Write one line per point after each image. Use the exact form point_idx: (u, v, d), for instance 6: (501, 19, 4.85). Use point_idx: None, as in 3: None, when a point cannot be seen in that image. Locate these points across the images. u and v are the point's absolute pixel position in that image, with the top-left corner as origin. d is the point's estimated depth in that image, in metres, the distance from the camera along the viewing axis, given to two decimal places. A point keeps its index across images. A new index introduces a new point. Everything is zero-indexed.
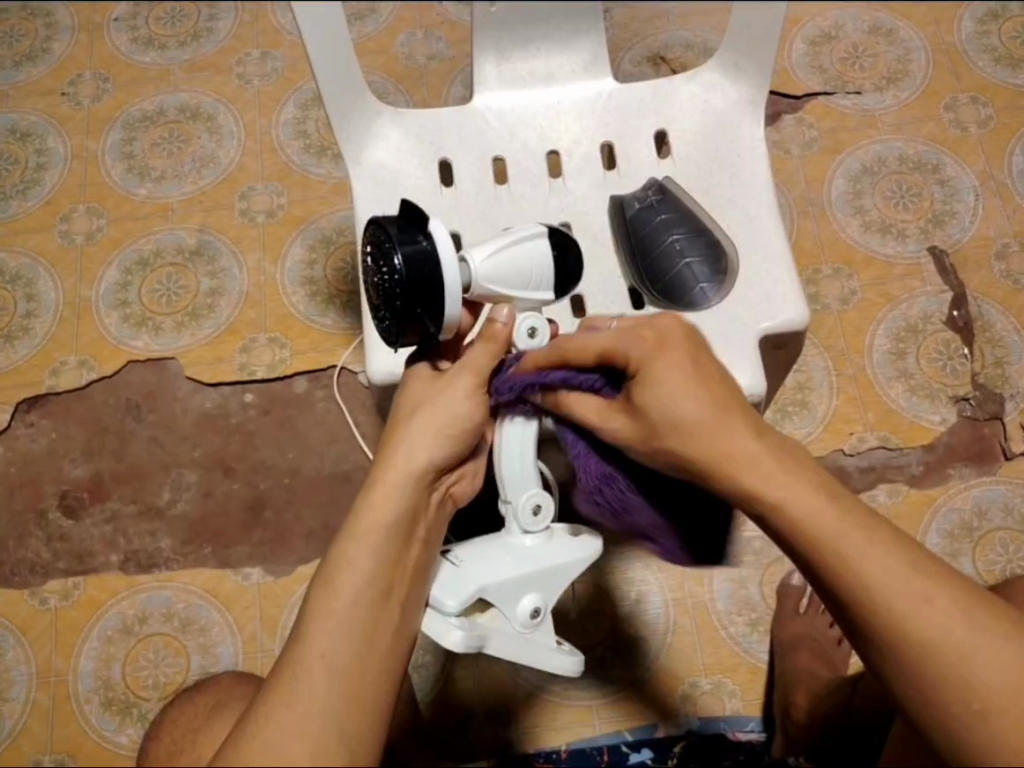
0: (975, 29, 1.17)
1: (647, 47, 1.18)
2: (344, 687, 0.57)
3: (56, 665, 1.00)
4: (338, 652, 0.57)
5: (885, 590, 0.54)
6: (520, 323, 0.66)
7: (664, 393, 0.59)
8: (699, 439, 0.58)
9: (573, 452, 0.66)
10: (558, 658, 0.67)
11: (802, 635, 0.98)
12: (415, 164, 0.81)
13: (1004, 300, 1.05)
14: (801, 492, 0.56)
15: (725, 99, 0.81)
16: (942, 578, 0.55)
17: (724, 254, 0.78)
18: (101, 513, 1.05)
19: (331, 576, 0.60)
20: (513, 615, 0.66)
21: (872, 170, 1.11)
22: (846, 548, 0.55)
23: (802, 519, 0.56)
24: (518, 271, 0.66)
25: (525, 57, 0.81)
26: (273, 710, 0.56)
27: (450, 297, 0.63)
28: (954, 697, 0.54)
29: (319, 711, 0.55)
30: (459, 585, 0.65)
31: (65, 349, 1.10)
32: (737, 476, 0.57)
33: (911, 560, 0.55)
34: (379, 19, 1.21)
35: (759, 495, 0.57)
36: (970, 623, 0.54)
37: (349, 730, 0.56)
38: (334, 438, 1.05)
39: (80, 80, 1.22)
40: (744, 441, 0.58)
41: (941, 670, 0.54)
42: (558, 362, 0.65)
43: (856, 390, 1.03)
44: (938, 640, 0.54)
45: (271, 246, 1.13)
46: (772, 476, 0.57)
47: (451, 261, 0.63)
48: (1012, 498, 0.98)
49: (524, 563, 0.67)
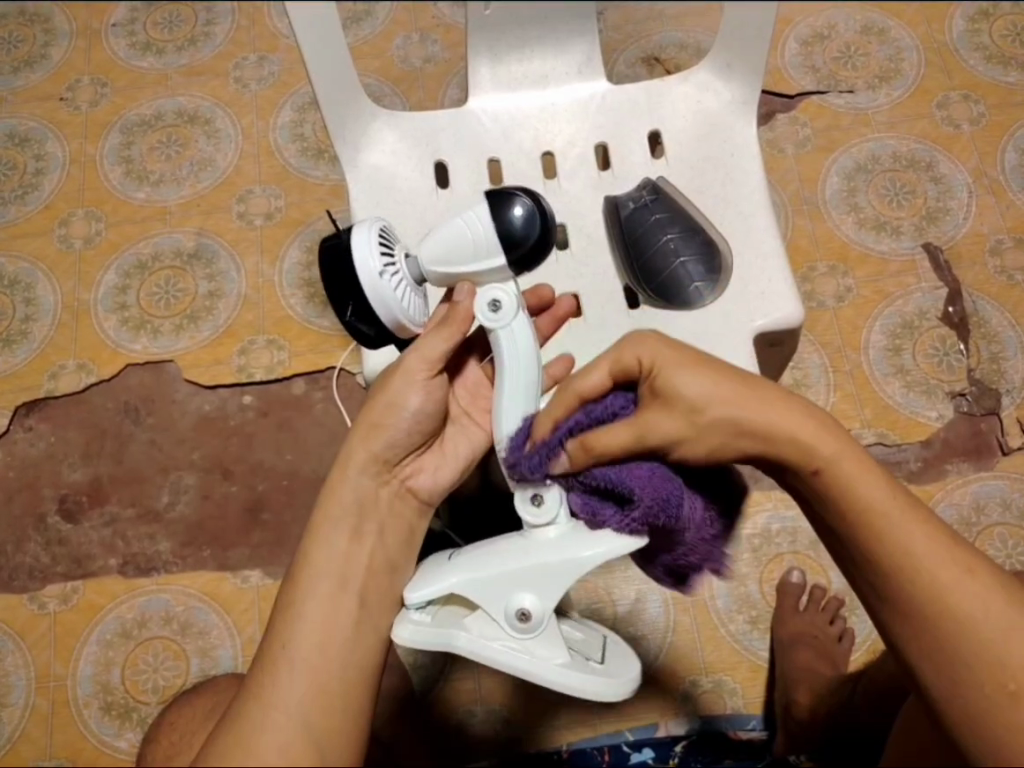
0: (966, 28, 1.18)
1: (642, 48, 1.18)
2: (311, 683, 0.59)
3: (55, 669, 1.00)
4: (302, 644, 0.60)
5: (926, 559, 0.55)
6: (480, 297, 0.67)
7: (683, 375, 0.58)
8: (748, 395, 0.58)
9: (602, 406, 0.61)
10: (552, 672, 0.58)
11: (802, 634, 0.97)
12: (411, 165, 0.81)
13: (1000, 295, 1.06)
14: (850, 451, 0.57)
15: (718, 99, 0.81)
16: (980, 557, 0.57)
17: (718, 254, 0.77)
18: (101, 516, 1.05)
19: (298, 572, 0.63)
20: (498, 615, 0.59)
21: (866, 168, 1.12)
22: (890, 515, 0.56)
23: (849, 481, 0.56)
24: (462, 249, 0.66)
25: (520, 59, 0.82)
26: (249, 705, 0.58)
27: (373, 299, 0.65)
28: (985, 673, 0.55)
29: (289, 705, 0.57)
30: (430, 579, 0.62)
31: (64, 353, 1.10)
32: (788, 432, 0.57)
33: (953, 537, 0.57)
34: (375, 22, 1.22)
35: (803, 450, 0.57)
36: (1007, 599, 0.56)
37: (319, 721, 0.57)
38: (332, 440, 1.05)
39: (78, 86, 1.22)
40: (788, 406, 0.58)
41: (974, 645, 0.55)
42: (575, 402, 0.62)
43: (853, 386, 1.03)
44: (974, 613, 0.55)
45: (269, 248, 1.13)
46: (823, 434, 0.57)
47: (364, 257, 0.65)
48: (1010, 493, 0.98)
49: (507, 559, 0.60)
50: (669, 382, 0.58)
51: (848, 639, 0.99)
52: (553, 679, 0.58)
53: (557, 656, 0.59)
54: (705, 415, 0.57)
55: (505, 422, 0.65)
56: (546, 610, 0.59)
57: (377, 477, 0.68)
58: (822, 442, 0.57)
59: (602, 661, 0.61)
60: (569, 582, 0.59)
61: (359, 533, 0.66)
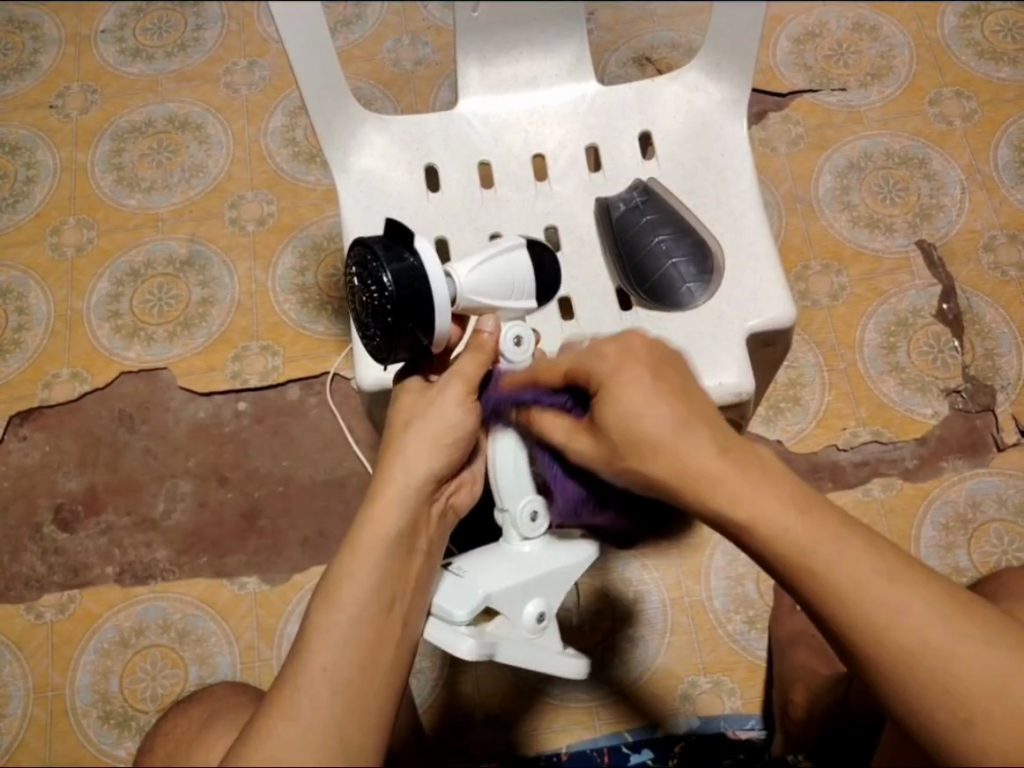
0: (958, 24, 1.18)
1: (634, 48, 1.18)
2: (347, 703, 0.56)
3: (53, 679, 0.99)
4: (341, 661, 0.57)
5: (863, 602, 0.53)
6: (504, 334, 0.68)
7: (621, 407, 0.57)
8: (665, 452, 0.56)
9: (553, 400, 0.66)
10: (570, 663, 0.68)
11: (800, 633, 0.97)
12: (401, 170, 0.81)
13: (994, 291, 1.05)
14: (772, 507, 0.53)
15: (708, 99, 0.81)
16: (922, 585, 0.53)
17: (710, 253, 0.78)
18: (97, 526, 1.04)
19: (335, 585, 0.60)
20: (517, 620, 0.67)
21: (859, 166, 1.12)
22: (822, 563, 0.53)
23: (769, 541, 0.53)
24: (501, 283, 0.68)
25: (509, 61, 0.82)
26: (274, 725, 0.54)
27: (439, 308, 0.64)
28: (932, 701, 0.53)
29: (322, 727, 0.54)
30: (463, 592, 0.66)
31: (58, 362, 1.10)
32: (700, 490, 0.55)
33: (888, 569, 0.53)
34: (365, 25, 1.21)
35: (724, 513, 0.54)
36: (952, 624, 0.53)
37: (354, 743, 0.55)
38: (328, 446, 1.05)
39: (68, 93, 1.22)
40: (710, 459, 0.54)
41: (919, 674, 0.53)
42: (531, 384, 0.67)
43: (848, 385, 1.03)
44: (912, 645, 0.53)
45: (262, 254, 1.13)
46: (742, 493, 0.54)
47: (434, 263, 0.64)
48: (1005, 489, 0.98)
49: (526, 568, 0.68)
50: (610, 415, 0.58)
51: None
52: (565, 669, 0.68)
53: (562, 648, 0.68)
54: (622, 462, 0.59)
55: (499, 454, 0.70)
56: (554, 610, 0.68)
57: (430, 497, 0.66)
58: (741, 503, 0.53)
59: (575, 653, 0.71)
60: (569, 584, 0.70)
61: None
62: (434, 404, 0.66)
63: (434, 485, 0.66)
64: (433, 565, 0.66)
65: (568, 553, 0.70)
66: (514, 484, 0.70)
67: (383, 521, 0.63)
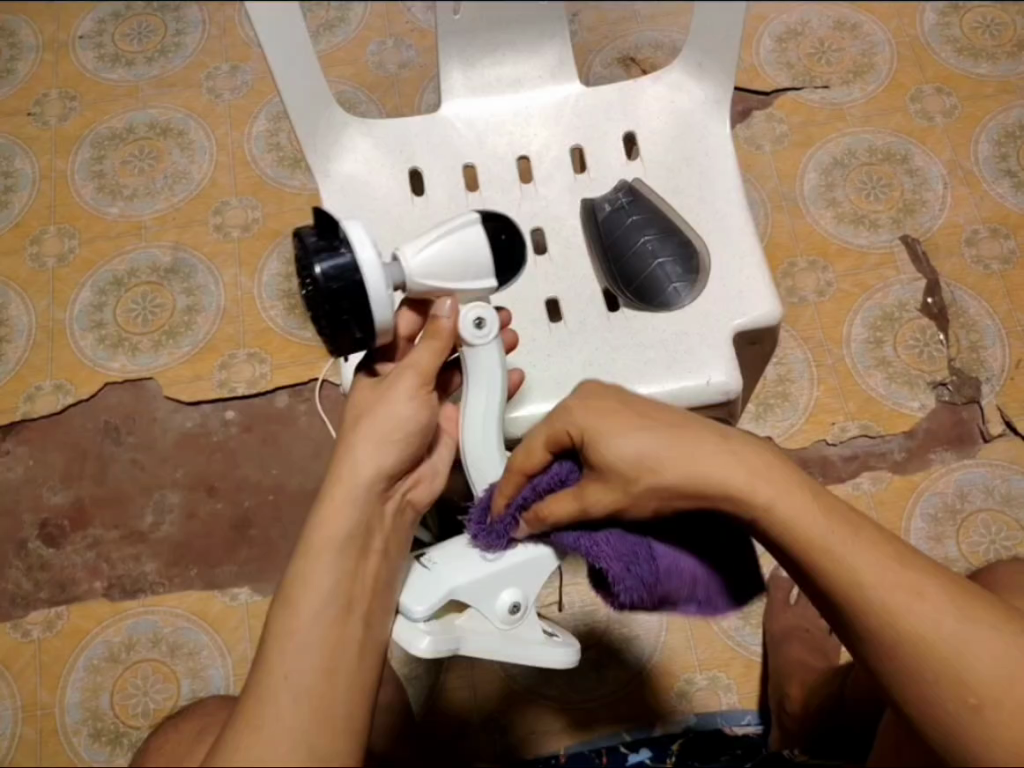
0: (937, 21, 1.19)
1: (618, 49, 1.18)
2: (313, 710, 0.55)
3: (42, 698, 0.97)
4: (305, 665, 0.57)
5: (872, 584, 0.55)
6: (465, 317, 0.68)
7: (624, 441, 0.59)
8: (666, 458, 0.58)
9: (547, 477, 0.65)
10: (550, 652, 0.65)
11: (794, 628, 0.99)
12: (385, 174, 0.81)
13: (977, 285, 1.07)
14: (784, 492, 0.57)
15: (691, 99, 0.81)
16: (928, 570, 0.55)
17: (695, 253, 0.79)
18: (84, 540, 1.02)
19: (290, 591, 0.60)
20: (491, 611, 0.66)
21: (843, 163, 1.13)
22: (832, 546, 0.56)
23: (782, 523, 0.57)
24: (453, 263, 0.66)
25: (492, 63, 0.82)
26: (244, 736, 0.55)
27: (375, 304, 0.63)
28: (942, 689, 0.54)
29: (288, 735, 0.54)
30: (427, 586, 0.65)
31: (40, 374, 1.08)
32: (716, 479, 0.57)
33: (894, 553, 0.56)
34: (349, 28, 1.21)
35: (738, 499, 0.58)
36: (959, 611, 0.55)
37: (326, 752, 0.55)
38: (317, 454, 1.04)
39: (46, 100, 1.20)
40: (716, 452, 0.58)
41: (930, 661, 0.54)
42: (523, 480, 0.65)
43: (837, 380, 1.04)
44: (922, 630, 0.54)
45: (248, 261, 1.11)
46: (754, 477, 0.57)
47: (369, 260, 0.62)
48: (992, 480, 1.00)
49: (498, 558, 0.66)
50: (602, 453, 0.59)
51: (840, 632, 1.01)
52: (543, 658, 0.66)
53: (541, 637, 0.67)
54: (639, 484, 0.58)
55: (467, 429, 0.70)
56: (530, 599, 0.66)
57: (382, 495, 0.65)
58: (754, 487, 0.57)
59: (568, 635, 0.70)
60: (550, 571, 0.67)
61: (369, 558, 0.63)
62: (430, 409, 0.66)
63: (386, 483, 0.66)
64: (393, 564, 0.65)
65: (546, 537, 0.67)
66: (487, 464, 0.70)
67: (336, 523, 0.62)
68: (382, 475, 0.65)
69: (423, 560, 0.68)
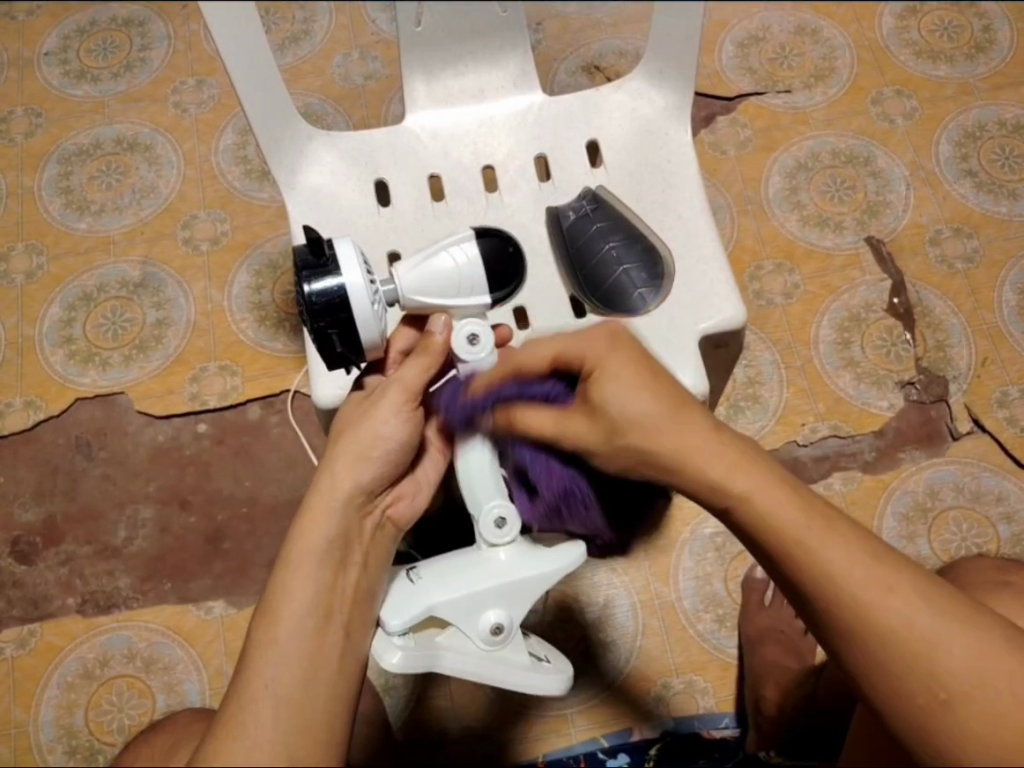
0: (895, 25, 1.21)
1: (582, 57, 1.19)
2: (294, 721, 0.56)
3: (16, 716, 0.97)
4: (283, 675, 0.57)
5: (847, 579, 0.55)
6: (457, 333, 0.66)
7: (620, 389, 0.59)
8: (663, 432, 0.58)
9: (537, 389, 0.66)
10: (527, 676, 0.67)
11: (767, 628, 0.99)
12: (351, 185, 0.81)
13: (942, 284, 1.08)
14: (762, 484, 0.57)
15: (653, 106, 0.82)
16: (901, 565, 0.56)
17: (659, 258, 0.79)
18: (56, 556, 1.02)
19: (274, 603, 0.60)
20: (472, 633, 0.66)
21: (807, 166, 1.14)
22: (810, 541, 0.56)
23: (760, 515, 0.57)
24: (446, 282, 0.68)
25: (455, 74, 0.82)
26: (224, 750, 0.54)
27: (363, 327, 0.65)
28: (915, 683, 0.55)
29: (268, 749, 0.54)
30: (407, 602, 0.66)
31: (10, 391, 1.08)
32: (699, 469, 0.58)
33: (871, 549, 0.56)
34: (314, 41, 1.21)
35: (717, 489, 0.58)
36: (933, 607, 0.55)
37: (303, 762, 0.55)
38: (290, 465, 1.04)
39: (12, 117, 1.20)
40: (706, 439, 0.58)
41: (902, 655, 0.55)
42: (512, 376, 0.67)
43: (806, 381, 1.05)
44: (896, 625, 0.55)
45: (217, 273, 1.12)
46: (735, 468, 0.57)
47: (358, 285, 0.65)
48: (962, 477, 1.00)
49: (481, 579, 0.66)
50: (600, 394, 0.60)
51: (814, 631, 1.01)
52: (522, 683, 0.67)
53: (522, 661, 0.67)
54: (621, 440, 0.60)
55: (462, 471, 0.70)
56: (515, 623, 0.66)
57: (361, 508, 0.66)
58: (733, 478, 0.57)
59: (549, 661, 0.71)
60: (536, 596, 0.67)
61: (342, 564, 0.63)
62: (400, 415, 0.66)
63: (366, 496, 0.66)
64: (374, 574, 0.66)
65: (536, 560, 0.67)
66: (480, 484, 0.69)
67: (317, 530, 0.63)
68: (355, 485, 0.65)
69: (411, 571, 0.69)
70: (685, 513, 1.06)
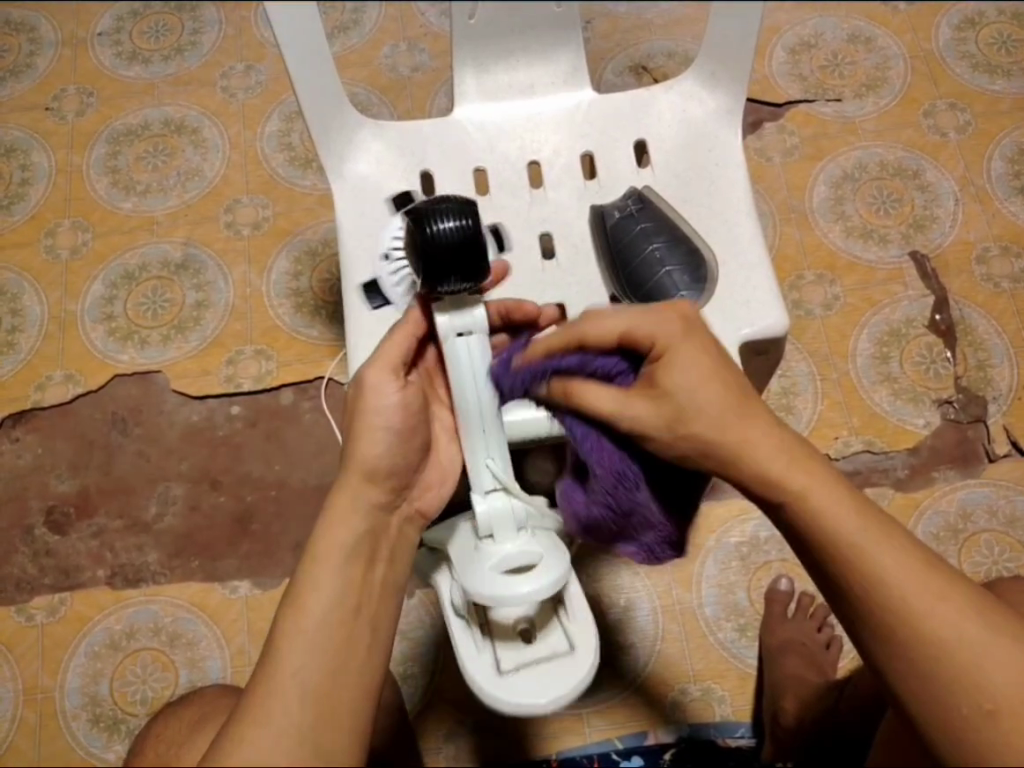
0: (953, 36, 1.18)
1: (629, 57, 1.18)
2: (318, 709, 0.57)
3: (43, 682, 0.99)
4: (309, 667, 0.58)
5: (901, 582, 0.55)
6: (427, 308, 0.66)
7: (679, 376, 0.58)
8: (726, 424, 0.57)
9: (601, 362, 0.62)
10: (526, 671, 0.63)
11: (790, 640, 0.98)
12: (397, 176, 0.81)
13: (986, 303, 1.06)
14: (817, 479, 0.56)
15: (703, 108, 0.81)
16: (955, 583, 0.56)
17: (704, 263, 0.78)
18: (88, 528, 1.04)
19: (301, 594, 0.61)
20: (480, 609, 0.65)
21: (853, 176, 1.12)
22: (866, 543, 0.55)
23: (819, 511, 0.56)
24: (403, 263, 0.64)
25: (506, 69, 0.82)
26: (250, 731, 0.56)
27: None
28: (961, 697, 0.54)
29: (293, 734, 0.55)
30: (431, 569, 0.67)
31: (51, 364, 1.10)
32: (759, 462, 0.57)
33: (925, 559, 0.56)
34: (363, 31, 1.22)
35: (772, 483, 0.57)
36: (983, 622, 0.55)
37: (330, 751, 0.56)
38: (320, 451, 1.05)
39: (64, 95, 1.22)
40: (764, 434, 0.57)
41: (952, 668, 0.54)
42: (576, 346, 0.62)
43: (841, 394, 1.04)
44: (953, 639, 0.54)
45: (257, 258, 1.13)
46: (793, 464, 0.57)
47: None
48: (996, 500, 0.99)
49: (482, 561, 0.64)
50: (671, 380, 0.58)
51: (837, 646, 1.00)
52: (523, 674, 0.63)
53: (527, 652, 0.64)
54: (683, 428, 0.58)
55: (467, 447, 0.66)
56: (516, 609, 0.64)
57: (386, 503, 0.66)
58: (791, 475, 0.56)
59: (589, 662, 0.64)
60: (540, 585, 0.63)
61: (371, 563, 0.63)
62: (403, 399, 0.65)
63: (392, 492, 0.66)
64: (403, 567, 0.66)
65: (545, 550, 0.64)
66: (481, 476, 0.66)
67: (348, 525, 0.63)
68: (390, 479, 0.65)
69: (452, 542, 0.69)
70: (712, 521, 1.05)
